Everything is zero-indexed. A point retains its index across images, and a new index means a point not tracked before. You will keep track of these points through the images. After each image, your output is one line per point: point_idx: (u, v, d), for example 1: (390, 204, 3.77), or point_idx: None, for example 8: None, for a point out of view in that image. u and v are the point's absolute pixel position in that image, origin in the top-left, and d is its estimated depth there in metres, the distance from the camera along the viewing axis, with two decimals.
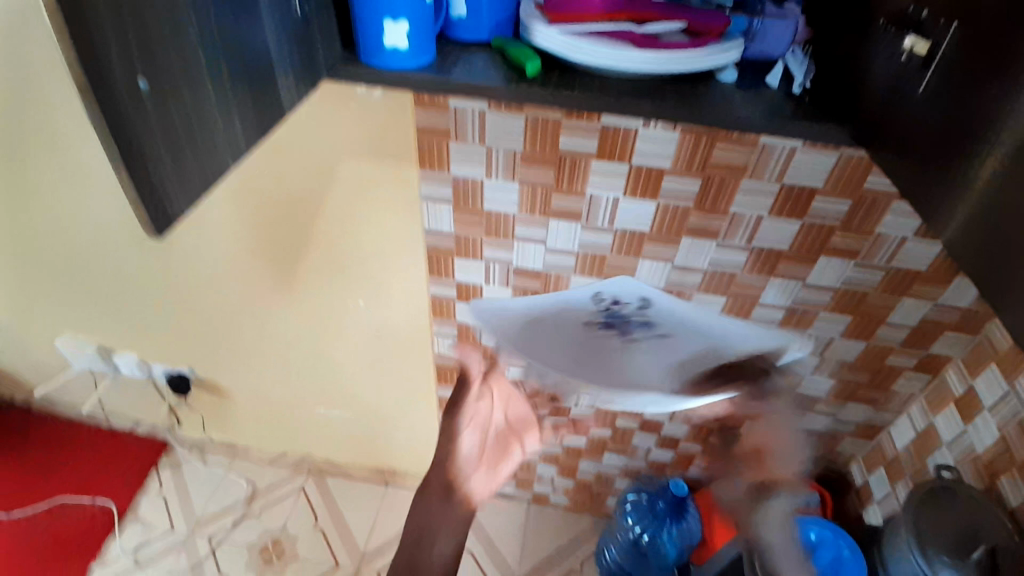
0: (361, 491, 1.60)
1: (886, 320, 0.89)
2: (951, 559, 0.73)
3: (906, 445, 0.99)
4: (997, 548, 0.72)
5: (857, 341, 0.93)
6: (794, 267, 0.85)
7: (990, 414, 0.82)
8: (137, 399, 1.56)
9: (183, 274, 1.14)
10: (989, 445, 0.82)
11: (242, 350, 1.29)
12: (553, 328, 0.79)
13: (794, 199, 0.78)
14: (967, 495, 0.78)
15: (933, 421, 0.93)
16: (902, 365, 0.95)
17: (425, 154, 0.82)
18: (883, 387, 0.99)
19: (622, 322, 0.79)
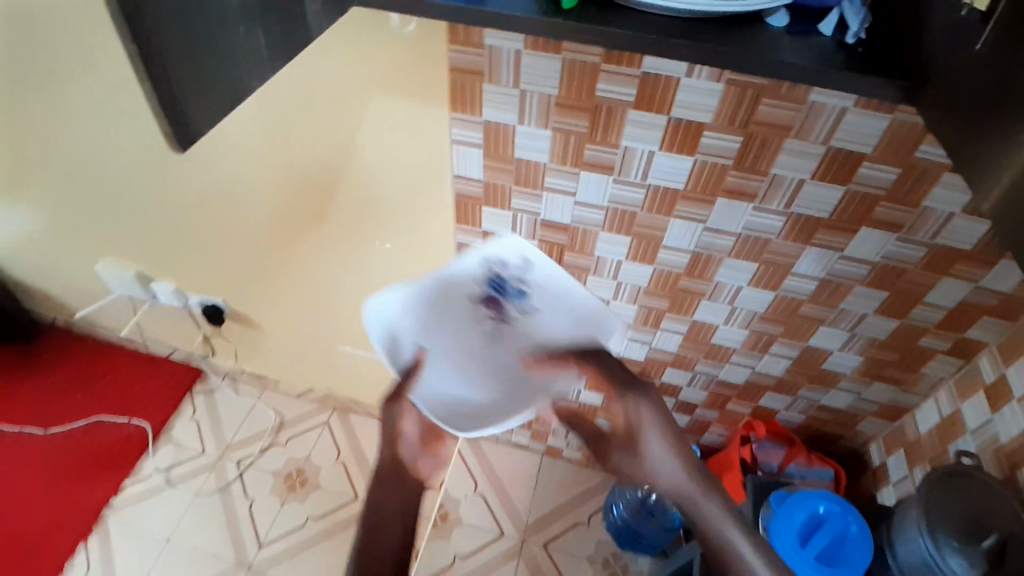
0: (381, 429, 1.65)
1: (922, 299, 0.86)
2: (959, 543, 0.72)
3: (928, 429, 0.97)
4: (1008, 538, 0.71)
5: (890, 319, 0.90)
6: (832, 236, 0.82)
7: (1020, 405, 0.79)
8: (173, 325, 1.63)
9: (217, 206, 1.16)
10: (1014, 436, 0.79)
11: (272, 285, 1.32)
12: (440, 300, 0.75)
13: (839, 165, 0.74)
14: (983, 480, 0.76)
15: (959, 407, 0.91)
16: (934, 347, 0.91)
17: (456, 95, 0.80)
18: (911, 368, 0.96)
19: (502, 293, 0.75)
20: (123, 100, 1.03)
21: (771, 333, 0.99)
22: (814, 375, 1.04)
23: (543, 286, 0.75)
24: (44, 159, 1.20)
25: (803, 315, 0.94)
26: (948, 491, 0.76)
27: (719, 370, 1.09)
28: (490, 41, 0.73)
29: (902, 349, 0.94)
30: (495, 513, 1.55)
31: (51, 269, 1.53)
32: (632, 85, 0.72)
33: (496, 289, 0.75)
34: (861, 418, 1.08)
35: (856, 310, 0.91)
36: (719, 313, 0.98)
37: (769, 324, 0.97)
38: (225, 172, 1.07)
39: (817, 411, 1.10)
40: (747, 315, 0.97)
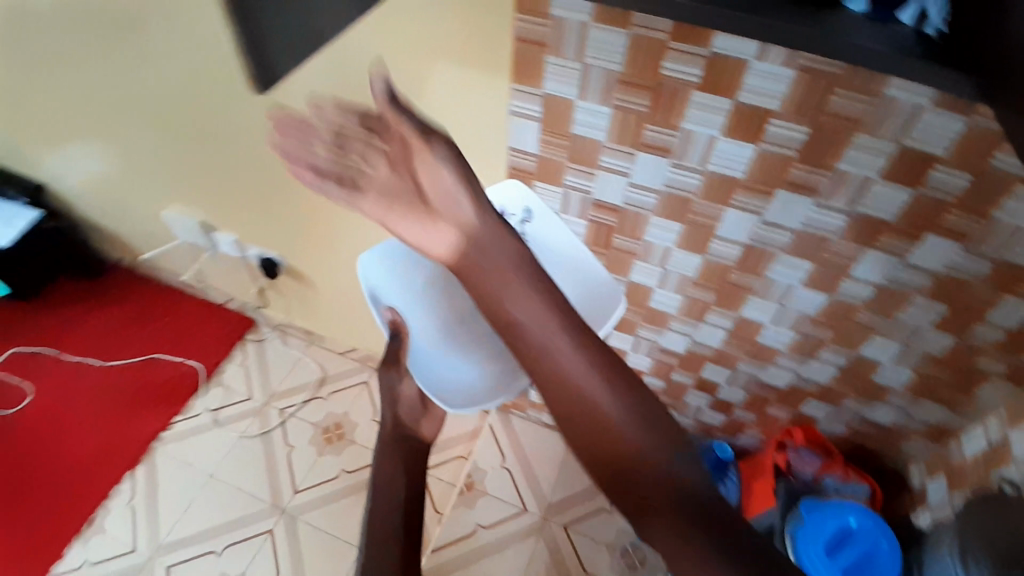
0: None
1: (986, 317, 0.81)
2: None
3: (975, 454, 0.92)
4: None
5: (948, 335, 0.86)
6: (895, 240, 0.78)
7: None
8: (230, 274, 1.70)
9: (280, 161, 1.20)
10: None
11: (326, 244, 1.36)
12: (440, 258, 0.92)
13: (911, 165, 0.70)
14: None
15: (1008, 436, 0.85)
16: (993, 369, 0.86)
17: (519, 65, 0.80)
18: (965, 390, 0.91)
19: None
20: (199, 53, 1.07)
21: (820, 337, 0.96)
22: (861, 385, 1.00)
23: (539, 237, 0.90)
24: (125, 105, 1.27)
25: (856, 322, 0.90)
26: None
27: (760, 370, 1.07)
28: (557, 11, 0.72)
29: (959, 369, 0.89)
30: (519, 489, 1.57)
31: (126, 211, 1.62)
32: (700, 66, 0.70)
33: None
34: (907, 436, 1.03)
35: (914, 322, 0.86)
36: (767, 311, 0.95)
37: (819, 328, 0.94)
38: None
39: (860, 423, 1.06)
40: (797, 316, 0.94)
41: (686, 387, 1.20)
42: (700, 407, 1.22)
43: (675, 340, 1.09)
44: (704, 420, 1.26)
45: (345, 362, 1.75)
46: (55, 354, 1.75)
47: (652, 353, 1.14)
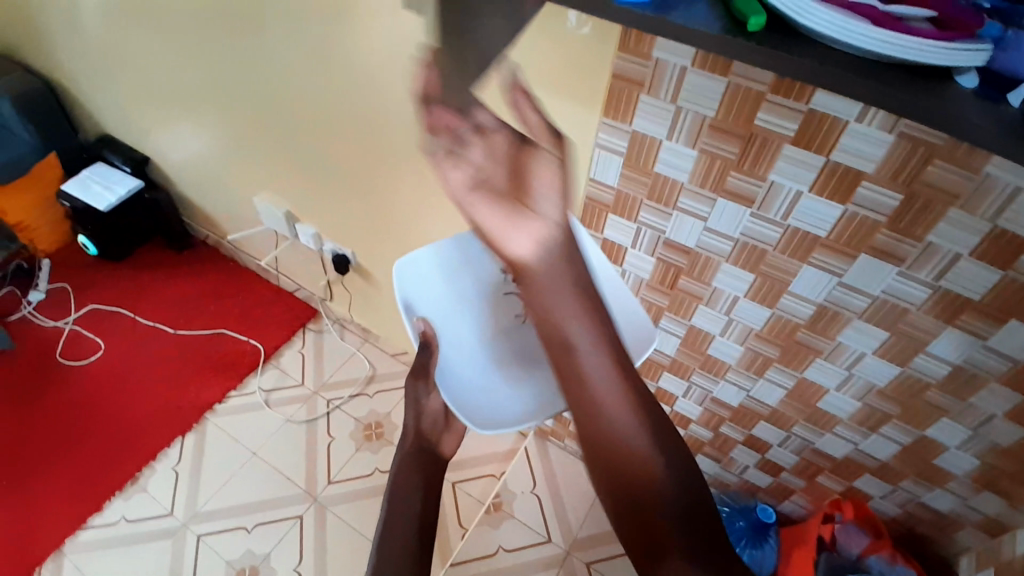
0: None
1: None
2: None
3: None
4: None
5: (1023, 428, 0.81)
6: (978, 321, 0.75)
7: None
8: (303, 265, 1.79)
9: (370, 166, 1.27)
10: None
11: (398, 248, 1.42)
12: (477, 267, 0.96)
13: (1006, 246, 0.68)
14: None
15: None
16: None
17: (612, 101, 0.83)
18: None
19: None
20: (313, 57, 1.15)
21: (883, 411, 0.92)
22: (922, 468, 0.95)
23: None
24: (237, 96, 1.38)
25: (926, 400, 0.87)
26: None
27: (815, 436, 1.03)
28: (659, 54, 0.75)
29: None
30: (546, 518, 1.55)
31: (221, 193, 1.74)
32: (794, 121, 0.71)
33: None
34: (966, 530, 0.97)
35: (989, 409, 0.82)
36: (830, 376, 0.93)
37: (884, 400, 0.91)
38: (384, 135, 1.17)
39: (916, 508, 1.01)
40: (862, 385, 0.91)
41: (733, 441, 1.17)
42: (745, 464, 1.19)
43: (729, 392, 1.07)
44: (748, 478, 1.22)
45: (395, 364, 1.80)
46: (132, 316, 1.87)
47: (703, 401, 1.13)
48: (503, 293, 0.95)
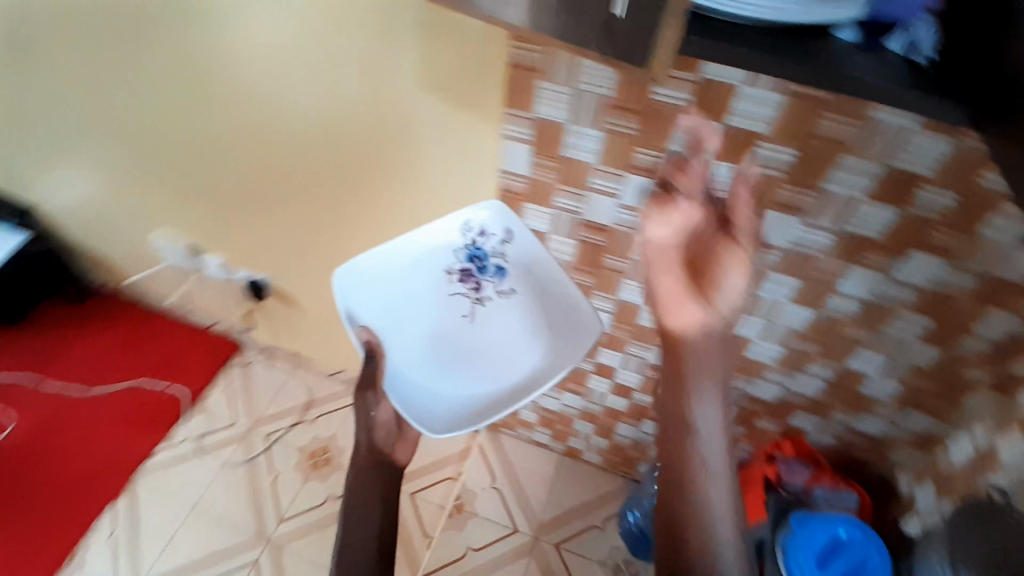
0: None
1: (972, 330, 0.83)
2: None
3: (960, 462, 0.92)
4: None
5: (933, 347, 0.88)
6: (882, 258, 0.81)
7: None
8: (217, 298, 1.68)
9: (274, 186, 1.21)
10: None
11: (317, 266, 1.36)
12: (423, 272, 0.99)
13: (896, 185, 0.73)
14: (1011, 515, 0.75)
15: (991, 443, 0.86)
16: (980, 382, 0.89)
17: (512, 91, 0.85)
18: (952, 400, 0.93)
19: (478, 270, 0.99)
20: (190, 79, 1.07)
21: (809, 351, 0.98)
22: (850, 398, 1.02)
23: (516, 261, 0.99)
24: (113, 129, 1.26)
25: (846, 335, 0.92)
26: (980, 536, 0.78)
27: (751, 385, 1.08)
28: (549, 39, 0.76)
29: (948, 378, 0.91)
30: (510, 510, 1.56)
31: (111, 236, 1.59)
32: (693, 89, 0.73)
33: (474, 266, 0.99)
34: (895, 446, 1.05)
35: (902, 334, 0.89)
36: (754, 328, 0.97)
37: (808, 342, 0.96)
38: (285, 150, 1.11)
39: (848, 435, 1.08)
40: (786, 331, 0.96)
41: None
42: None
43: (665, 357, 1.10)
44: None
45: (332, 385, 1.73)
46: (29, 384, 1.70)
47: (643, 369, 1.16)
48: (450, 298, 1.00)
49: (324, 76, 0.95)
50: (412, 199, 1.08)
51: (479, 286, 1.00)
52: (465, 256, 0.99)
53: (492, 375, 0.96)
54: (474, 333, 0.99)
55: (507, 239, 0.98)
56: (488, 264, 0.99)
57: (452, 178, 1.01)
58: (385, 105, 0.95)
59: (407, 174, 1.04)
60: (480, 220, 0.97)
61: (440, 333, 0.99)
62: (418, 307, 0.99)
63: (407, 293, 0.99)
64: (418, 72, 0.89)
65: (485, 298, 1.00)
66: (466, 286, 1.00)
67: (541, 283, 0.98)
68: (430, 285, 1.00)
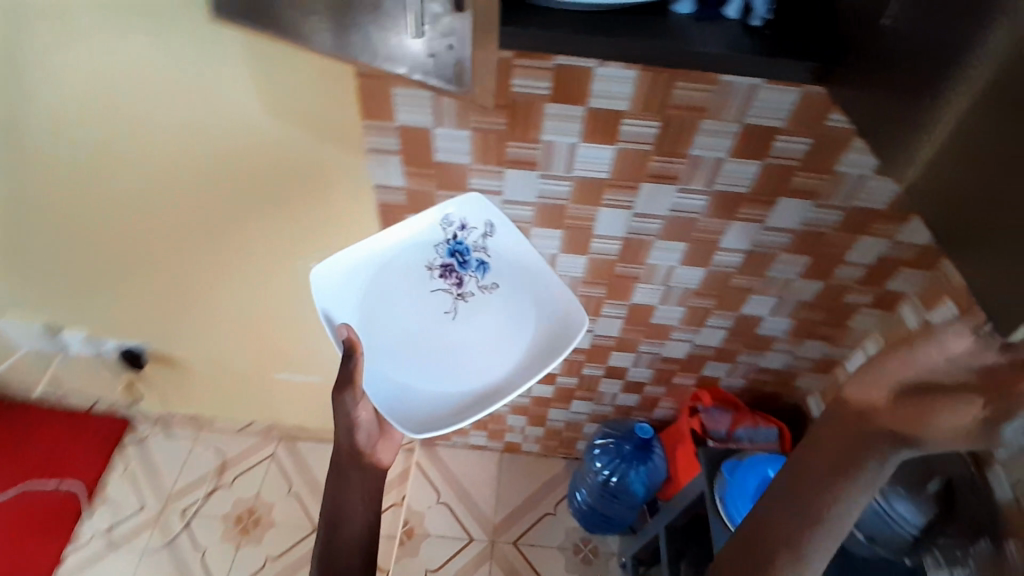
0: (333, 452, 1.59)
1: (845, 259, 0.89)
2: (905, 490, 0.75)
3: None
4: (953, 480, 0.75)
5: (814, 281, 0.94)
6: (756, 209, 0.84)
7: None
8: (90, 376, 1.50)
9: (123, 245, 1.07)
10: None
11: (197, 319, 1.24)
12: (399, 271, 0.86)
13: (755, 139, 0.75)
14: None
15: None
16: (858, 303, 0.96)
17: (368, 103, 0.79)
18: (838, 324, 1.00)
19: (460, 265, 0.87)
20: None
21: (707, 306, 1.01)
22: (753, 341, 1.07)
23: (500, 254, 0.86)
24: None
25: (737, 285, 0.96)
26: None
27: (663, 348, 1.11)
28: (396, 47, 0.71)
29: (831, 305, 0.97)
30: (461, 520, 1.52)
31: None
32: (550, 75, 0.71)
33: (455, 261, 0.87)
34: (799, 374, 1.13)
35: (786, 274, 0.93)
36: (653, 294, 0.99)
37: (706, 298, 0.99)
38: (129, 206, 0.99)
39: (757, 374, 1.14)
40: (682, 292, 0.99)
41: (598, 378, 1.22)
42: (613, 391, 1.26)
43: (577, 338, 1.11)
44: (621, 403, 1.30)
45: (244, 439, 1.60)
46: None
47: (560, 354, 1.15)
48: (428, 296, 0.87)
49: (153, 118, 0.84)
50: (288, 232, 1.00)
51: (461, 283, 0.87)
52: (446, 252, 0.87)
53: (472, 379, 0.82)
54: (453, 335, 0.85)
55: (489, 231, 0.86)
56: (469, 258, 0.87)
57: (324, 202, 0.94)
58: (233, 139, 0.86)
59: (278, 207, 0.96)
60: (460, 211, 0.86)
61: (416, 334, 0.85)
62: (395, 312, 0.85)
63: (384, 290, 0.85)
64: (259, 99, 0.81)
65: (468, 295, 0.87)
66: (449, 282, 0.87)
67: (531, 276, 0.86)
68: (407, 285, 0.86)
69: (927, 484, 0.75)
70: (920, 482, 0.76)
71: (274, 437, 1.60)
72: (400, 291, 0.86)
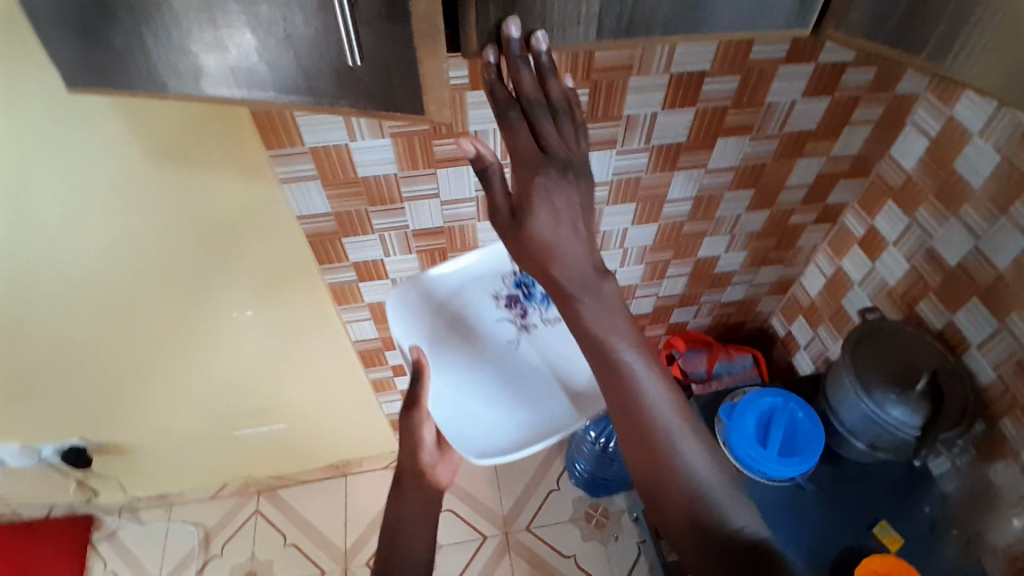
0: (321, 490, 1.53)
1: (785, 185, 0.89)
2: (895, 393, 0.79)
3: (817, 292, 1.04)
4: (936, 372, 0.78)
5: (761, 212, 0.94)
6: (694, 155, 0.82)
7: (896, 248, 0.86)
8: (35, 484, 1.36)
9: (27, 343, 0.95)
10: (900, 277, 0.87)
11: (138, 398, 1.13)
12: (469, 301, 0.95)
13: (684, 88, 0.73)
14: (892, 328, 0.83)
15: (841, 265, 0.97)
16: (804, 222, 0.97)
17: (269, 134, 0.73)
18: (790, 246, 1.01)
19: (524, 296, 0.96)
20: None
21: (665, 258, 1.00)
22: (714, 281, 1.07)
23: None
24: None
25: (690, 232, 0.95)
26: (883, 348, 0.82)
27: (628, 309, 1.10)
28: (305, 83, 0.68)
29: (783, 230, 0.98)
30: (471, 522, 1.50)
31: None
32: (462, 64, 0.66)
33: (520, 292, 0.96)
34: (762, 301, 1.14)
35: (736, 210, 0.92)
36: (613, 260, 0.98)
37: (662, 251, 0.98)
38: (24, 301, 0.86)
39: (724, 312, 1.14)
40: (639, 251, 0.97)
41: None
42: None
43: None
44: None
45: (224, 503, 1.50)
46: None
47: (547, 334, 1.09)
48: (494, 322, 0.96)
49: (23, 201, 0.73)
50: (216, 283, 0.91)
51: (525, 314, 0.97)
52: (512, 284, 0.96)
53: (524, 409, 0.91)
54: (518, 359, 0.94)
55: None
56: (534, 292, 0.97)
57: (247, 246, 0.86)
58: (125, 205, 0.76)
59: (199, 262, 0.87)
60: None
61: (482, 362, 0.93)
62: (462, 336, 0.94)
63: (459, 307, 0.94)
64: (149, 153, 0.70)
65: (531, 325, 0.96)
66: (513, 312, 0.96)
67: None
68: (476, 312, 0.95)
69: (915, 384, 0.78)
70: (906, 382, 0.79)
71: (254, 491, 1.51)
72: (468, 318, 0.95)
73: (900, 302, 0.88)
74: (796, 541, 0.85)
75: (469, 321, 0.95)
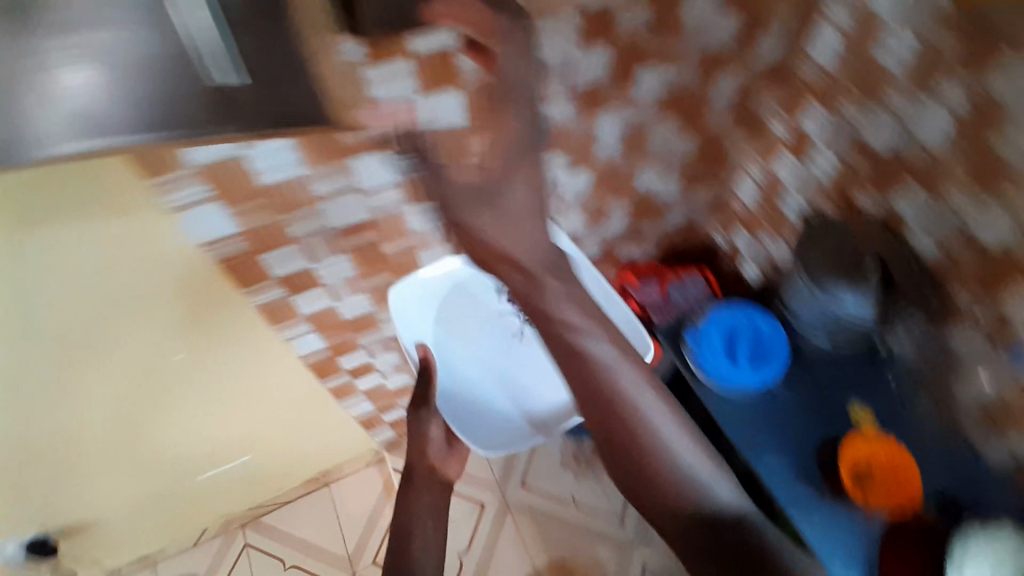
0: (308, 505, 1.48)
1: (709, 103, 0.88)
2: (846, 282, 0.85)
3: (753, 201, 1.04)
4: (885, 257, 0.83)
5: (689, 135, 0.92)
6: (617, 94, 0.79)
7: (824, 145, 0.87)
8: None
9: None
10: (832, 172, 0.88)
11: (83, 471, 1.03)
12: (474, 298, 1.06)
13: (597, 26, 0.68)
14: (836, 224, 0.88)
15: (773, 171, 0.97)
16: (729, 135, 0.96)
17: (149, 164, 0.63)
18: (720, 160, 1.01)
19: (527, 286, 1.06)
20: None
21: (603, 199, 0.97)
22: (655, 210, 1.05)
23: None
24: None
25: (624, 168, 0.92)
26: (834, 246, 0.87)
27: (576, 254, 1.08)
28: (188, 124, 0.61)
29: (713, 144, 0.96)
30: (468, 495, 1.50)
31: None
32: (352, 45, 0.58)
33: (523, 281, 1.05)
34: (703, 217, 1.14)
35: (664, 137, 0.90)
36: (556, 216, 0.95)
37: (600, 194, 0.96)
38: None
39: (669, 236, 1.14)
40: (576, 199, 0.94)
41: None
42: None
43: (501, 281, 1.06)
44: None
45: (209, 547, 1.43)
46: None
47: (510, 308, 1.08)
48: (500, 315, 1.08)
49: None
50: (134, 334, 0.82)
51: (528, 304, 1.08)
52: None
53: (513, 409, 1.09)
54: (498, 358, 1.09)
55: None
56: None
57: (158, 289, 0.77)
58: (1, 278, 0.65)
59: (109, 317, 0.77)
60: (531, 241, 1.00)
61: (488, 358, 1.08)
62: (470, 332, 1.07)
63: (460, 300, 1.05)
64: (11, 213, 0.60)
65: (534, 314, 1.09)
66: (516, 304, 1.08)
67: None
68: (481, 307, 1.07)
69: (863, 274, 0.84)
70: (855, 271, 0.85)
71: (238, 526, 1.45)
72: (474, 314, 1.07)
73: (841, 199, 0.89)
74: (774, 444, 0.93)
75: (474, 318, 1.07)
